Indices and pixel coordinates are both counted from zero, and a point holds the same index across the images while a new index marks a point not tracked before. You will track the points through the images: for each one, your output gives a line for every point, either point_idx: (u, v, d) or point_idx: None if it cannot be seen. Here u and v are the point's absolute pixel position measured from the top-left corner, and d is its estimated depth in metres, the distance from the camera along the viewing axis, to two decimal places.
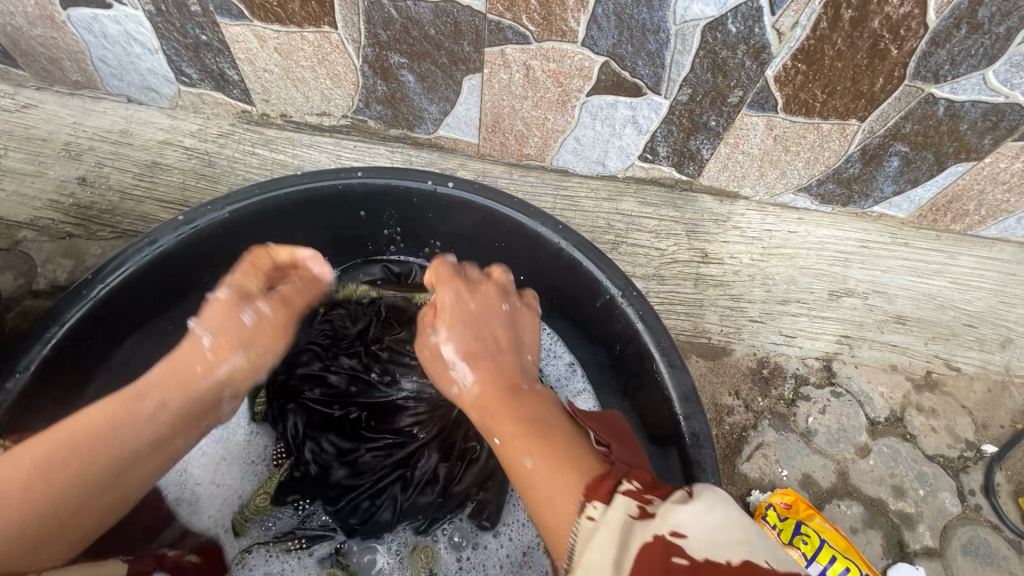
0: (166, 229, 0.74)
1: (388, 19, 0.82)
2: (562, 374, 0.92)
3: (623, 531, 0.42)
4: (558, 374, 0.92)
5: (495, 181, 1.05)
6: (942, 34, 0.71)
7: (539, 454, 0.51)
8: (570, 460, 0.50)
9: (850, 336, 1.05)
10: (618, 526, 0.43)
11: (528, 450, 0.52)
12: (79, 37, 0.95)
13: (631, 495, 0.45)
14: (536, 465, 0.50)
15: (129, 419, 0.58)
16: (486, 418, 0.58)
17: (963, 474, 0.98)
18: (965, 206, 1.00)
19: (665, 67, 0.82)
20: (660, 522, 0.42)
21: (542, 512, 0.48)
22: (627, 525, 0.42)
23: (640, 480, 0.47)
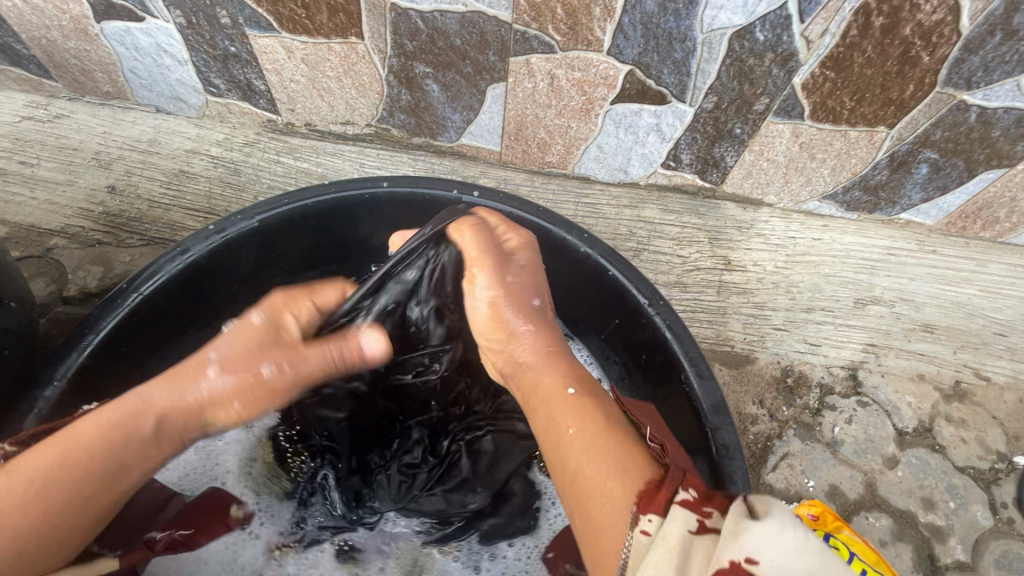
0: (198, 238, 0.75)
1: (414, 30, 0.83)
2: None
3: (683, 549, 0.40)
4: None
5: (517, 189, 1.05)
6: (976, 41, 0.70)
7: (602, 457, 0.51)
8: (625, 460, 0.51)
9: (876, 345, 1.04)
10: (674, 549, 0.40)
11: (583, 453, 0.53)
12: (111, 50, 0.97)
13: (689, 504, 0.43)
14: (590, 462, 0.51)
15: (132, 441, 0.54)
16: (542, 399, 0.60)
17: (995, 486, 0.96)
18: (995, 213, 0.99)
19: (691, 75, 0.82)
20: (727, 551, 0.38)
21: (594, 507, 0.49)
22: (684, 545, 0.40)
23: (697, 488, 0.45)
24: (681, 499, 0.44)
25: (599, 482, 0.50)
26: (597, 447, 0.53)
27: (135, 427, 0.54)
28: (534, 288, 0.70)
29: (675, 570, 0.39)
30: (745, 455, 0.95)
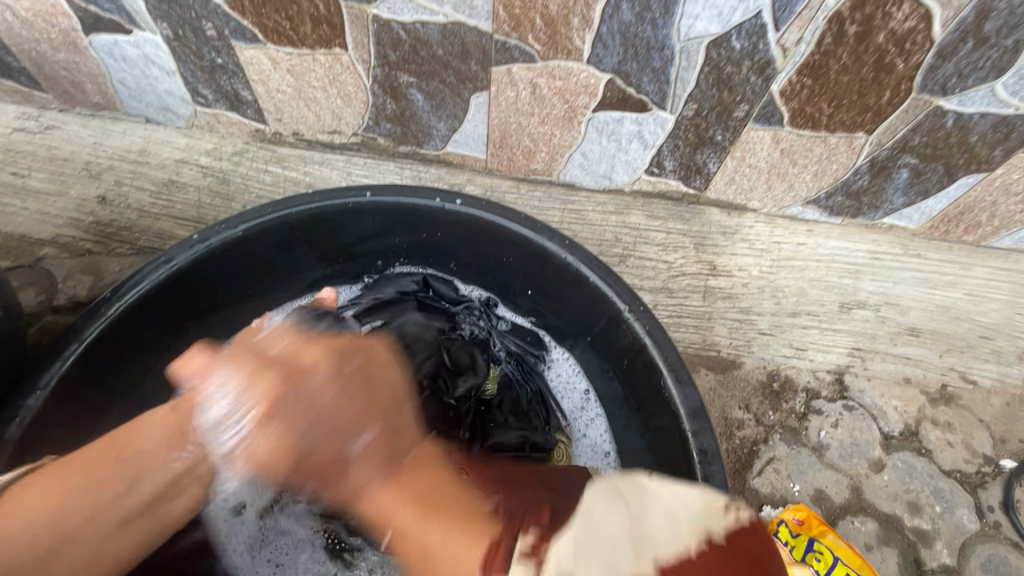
0: (182, 247, 0.76)
1: (397, 40, 0.84)
2: (577, 405, 0.91)
3: None
4: (574, 405, 0.91)
5: (503, 196, 1.06)
6: (948, 48, 0.71)
7: (440, 527, 0.43)
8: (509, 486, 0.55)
9: (862, 349, 1.04)
10: None
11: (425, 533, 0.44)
12: (99, 62, 0.98)
13: (577, 508, 0.49)
14: (439, 542, 0.43)
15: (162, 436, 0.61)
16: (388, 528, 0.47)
17: (981, 490, 0.96)
18: (977, 217, 1.00)
19: (670, 83, 0.83)
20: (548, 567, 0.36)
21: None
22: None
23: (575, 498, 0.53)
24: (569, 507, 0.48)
25: (446, 554, 0.42)
26: (432, 518, 0.44)
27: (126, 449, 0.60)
28: (314, 393, 0.55)
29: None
30: (730, 460, 0.95)
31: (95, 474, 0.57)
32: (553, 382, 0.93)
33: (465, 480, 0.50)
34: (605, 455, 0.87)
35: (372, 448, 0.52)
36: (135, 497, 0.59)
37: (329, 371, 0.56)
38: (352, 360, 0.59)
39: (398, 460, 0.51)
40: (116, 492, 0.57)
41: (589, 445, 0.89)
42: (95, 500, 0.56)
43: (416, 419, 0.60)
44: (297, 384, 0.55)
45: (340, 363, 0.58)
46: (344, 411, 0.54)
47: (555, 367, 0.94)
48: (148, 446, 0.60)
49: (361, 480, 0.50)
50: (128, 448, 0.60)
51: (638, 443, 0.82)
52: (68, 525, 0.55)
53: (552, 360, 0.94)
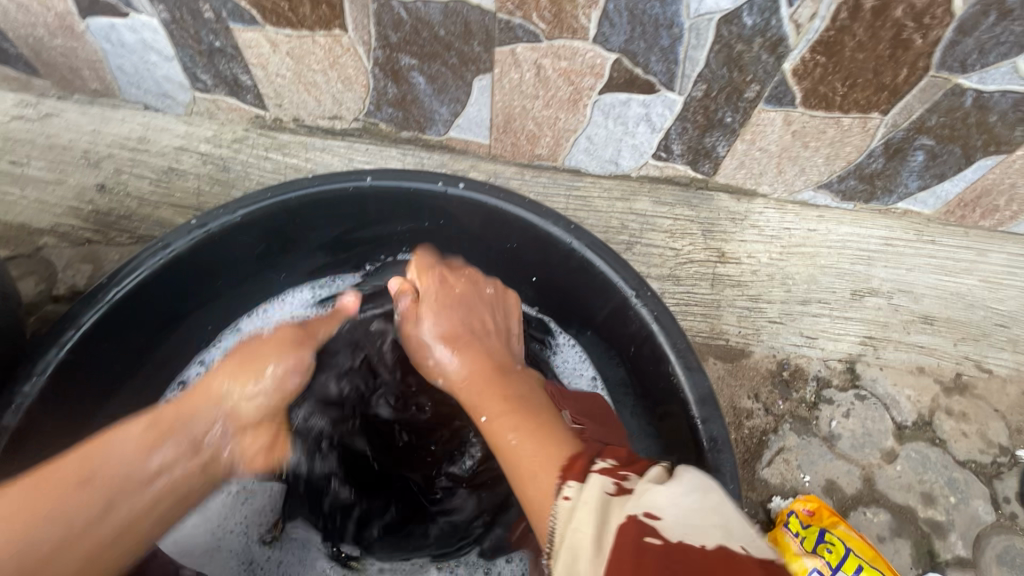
0: (179, 233, 0.74)
1: (398, 20, 0.82)
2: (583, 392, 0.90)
3: (601, 504, 0.46)
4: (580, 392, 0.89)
5: (507, 182, 1.04)
6: (969, 22, 0.69)
7: (531, 440, 0.56)
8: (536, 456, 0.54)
9: (874, 337, 1.02)
10: (593, 507, 0.46)
11: (516, 448, 0.56)
12: (97, 47, 0.96)
13: (607, 472, 0.49)
14: (524, 447, 0.55)
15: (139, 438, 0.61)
16: (506, 442, 0.57)
17: (997, 481, 0.94)
18: (994, 200, 0.97)
19: (678, 63, 0.80)
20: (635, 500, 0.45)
21: (526, 486, 0.52)
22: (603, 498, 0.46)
23: (616, 457, 0.52)
24: (599, 467, 0.49)
25: (531, 459, 0.54)
26: (527, 436, 0.56)
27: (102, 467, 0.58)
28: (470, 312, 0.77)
29: (593, 529, 0.44)
30: (739, 450, 0.93)
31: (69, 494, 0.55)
32: (558, 368, 0.91)
33: (540, 415, 0.60)
34: None
35: (471, 358, 0.71)
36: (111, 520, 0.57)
37: (435, 287, 0.79)
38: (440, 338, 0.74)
39: (490, 370, 0.69)
40: (87, 516, 0.56)
41: None
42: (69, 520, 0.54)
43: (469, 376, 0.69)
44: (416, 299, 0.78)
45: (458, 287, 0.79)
46: (454, 325, 0.75)
47: (561, 353, 0.92)
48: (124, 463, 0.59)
49: (511, 414, 0.60)
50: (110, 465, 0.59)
51: (645, 432, 0.81)
52: (47, 541, 0.53)
53: (558, 346, 0.93)
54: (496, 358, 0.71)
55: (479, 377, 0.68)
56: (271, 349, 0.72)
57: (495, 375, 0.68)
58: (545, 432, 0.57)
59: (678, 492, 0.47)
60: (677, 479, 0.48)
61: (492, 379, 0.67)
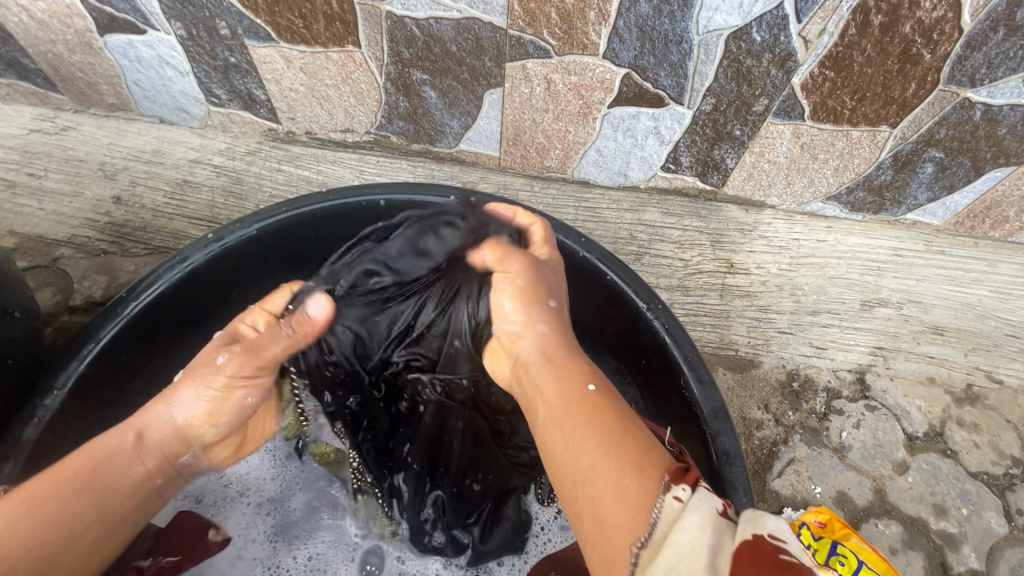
0: (197, 246, 0.76)
1: (410, 37, 0.84)
2: None
3: (717, 527, 0.39)
4: None
5: (517, 194, 1.05)
6: (977, 38, 0.69)
7: (629, 448, 0.48)
8: (642, 458, 0.47)
9: (884, 347, 1.02)
10: (707, 528, 0.39)
11: (611, 454, 0.47)
12: (114, 63, 0.98)
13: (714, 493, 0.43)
14: (610, 451, 0.48)
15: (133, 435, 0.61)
16: (591, 442, 0.49)
17: (1010, 492, 0.94)
18: (1004, 211, 0.97)
19: (688, 77, 0.81)
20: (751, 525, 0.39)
21: (611, 499, 0.44)
22: (717, 516, 0.40)
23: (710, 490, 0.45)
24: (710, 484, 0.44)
25: (622, 475, 0.45)
26: (623, 442, 0.48)
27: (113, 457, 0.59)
28: (558, 295, 0.65)
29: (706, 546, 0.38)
30: (749, 461, 0.93)
31: (73, 499, 0.55)
32: None
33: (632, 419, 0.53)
34: None
35: (551, 335, 0.61)
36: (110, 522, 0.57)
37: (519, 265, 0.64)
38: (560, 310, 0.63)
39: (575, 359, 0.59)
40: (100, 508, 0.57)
41: None
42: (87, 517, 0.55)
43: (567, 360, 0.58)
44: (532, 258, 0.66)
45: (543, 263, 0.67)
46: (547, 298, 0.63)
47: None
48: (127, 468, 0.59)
49: (601, 411, 0.51)
50: (107, 472, 0.58)
51: None
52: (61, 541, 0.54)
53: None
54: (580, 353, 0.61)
55: (571, 360, 0.59)
56: (219, 349, 0.64)
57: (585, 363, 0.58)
58: (643, 442, 0.49)
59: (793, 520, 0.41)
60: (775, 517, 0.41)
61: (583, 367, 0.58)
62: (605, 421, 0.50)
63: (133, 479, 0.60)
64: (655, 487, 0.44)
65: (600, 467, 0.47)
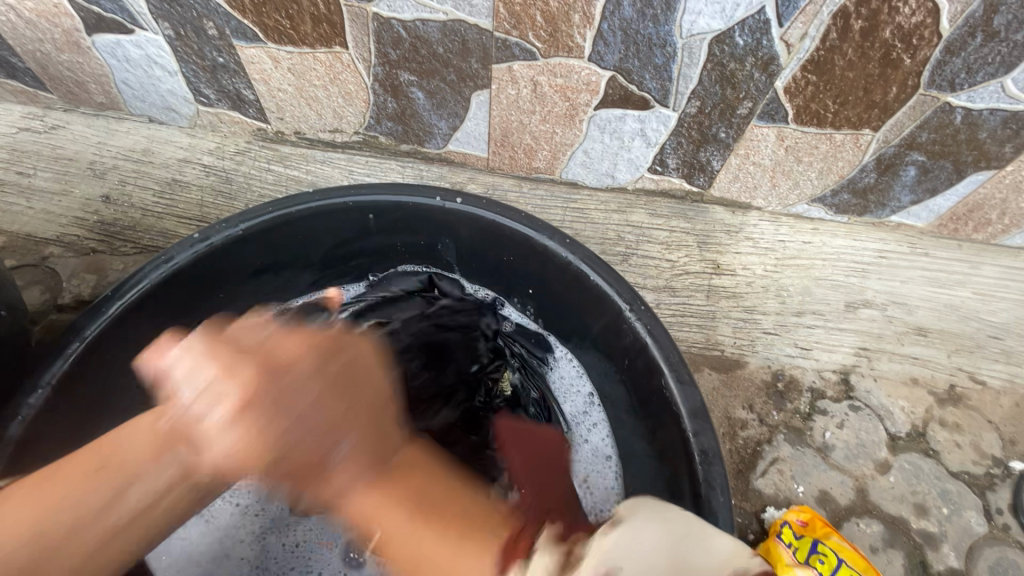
0: (182, 246, 0.76)
1: (397, 38, 0.84)
2: (579, 409, 0.91)
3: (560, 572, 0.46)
4: (576, 409, 0.91)
5: (505, 194, 1.06)
6: (957, 43, 0.70)
7: (436, 535, 0.52)
8: (473, 530, 0.53)
9: (868, 348, 1.03)
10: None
11: (432, 566, 0.51)
12: (103, 62, 0.98)
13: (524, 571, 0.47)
14: (431, 544, 0.52)
15: (150, 429, 0.56)
16: (403, 552, 0.53)
17: (990, 492, 0.95)
18: (986, 214, 0.98)
19: (672, 80, 0.82)
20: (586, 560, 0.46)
21: None
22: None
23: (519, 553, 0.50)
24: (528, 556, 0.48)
25: (451, 563, 0.50)
26: (428, 531, 0.53)
27: (109, 456, 0.55)
28: (368, 379, 0.63)
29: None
30: (733, 460, 0.94)
31: (77, 484, 0.53)
32: (556, 384, 0.92)
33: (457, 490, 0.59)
34: (608, 460, 0.87)
35: (358, 457, 0.58)
36: (119, 510, 0.53)
37: (308, 367, 0.58)
38: (340, 355, 0.62)
39: (380, 463, 0.58)
40: (102, 501, 0.53)
41: (591, 449, 0.88)
42: (78, 509, 0.52)
43: (372, 453, 0.58)
44: (274, 370, 0.56)
45: (322, 363, 0.60)
46: (335, 416, 0.58)
47: (558, 368, 0.93)
48: (127, 449, 0.55)
49: (392, 521, 0.54)
50: (114, 455, 0.55)
51: (639, 447, 0.82)
52: (53, 536, 0.51)
53: (555, 361, 0.94)
54: (382, 453, 0.59)
55: (385, 495, 0.56)
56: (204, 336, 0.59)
57: (379, 472, 0.58)
58: (460, 517, 0.54)
59: (629, 535, 0.47)
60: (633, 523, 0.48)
61: (379, 482, 0.57)
62: (407, 505, 0.55)
63: (137, 457, 0.55)
64: (487, 564, 0.49)
65: (437, 564, 0.51)
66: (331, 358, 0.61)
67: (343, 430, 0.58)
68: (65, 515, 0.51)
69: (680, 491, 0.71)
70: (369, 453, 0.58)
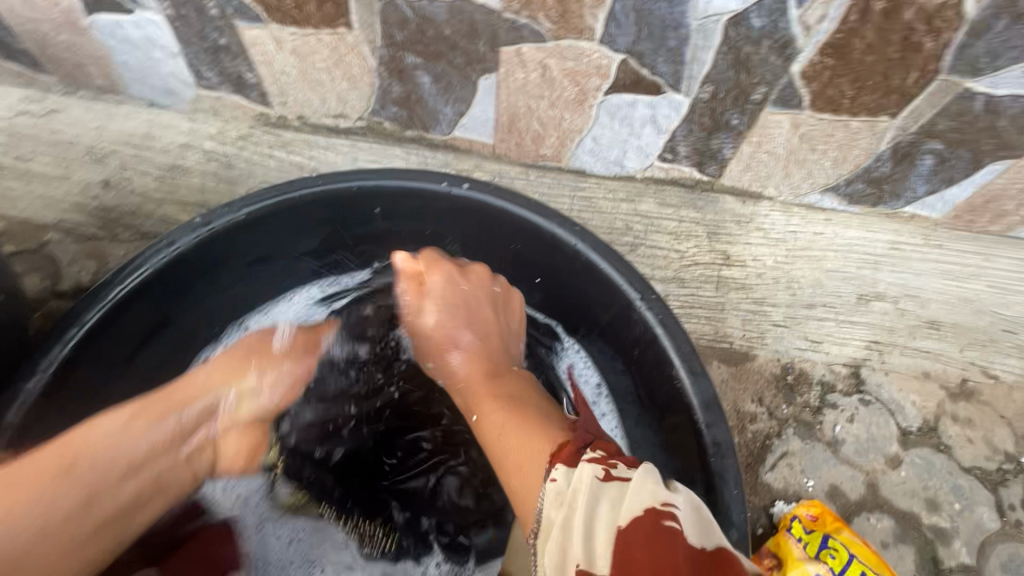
0: (184, 231, 0.74)
1: (403, 19, 0.82)
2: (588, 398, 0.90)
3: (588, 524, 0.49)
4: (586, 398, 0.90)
5: (512, 182, 1.04)
6: (982, 24, 0.68)
7: (528, 432, 0.64)
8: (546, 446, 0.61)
9: (879, 342, 1.01)
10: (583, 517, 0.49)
11: (517, 470, 0.60)
12: (102, 43, 0.96)
13: (597, 460, 0.54)
14: (518, 440, 0.64)
15: (131, 424, 0.64)
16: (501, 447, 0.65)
17: (1003, 488, 0.93)
18: (1003, 205, 0.96)
19: (686, 64, 0.80)
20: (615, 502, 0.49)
21: (524, 489, 0.58)
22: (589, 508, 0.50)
23: (605, 449, 0.57)
24: (589, 457, 0.54)
25: (531, 468, 0.59)
26: (522, 425, 0.66)
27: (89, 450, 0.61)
28: (484, 299, 0.84)
29: (588, 520, 0.49)
30: (742, 454, 0.93)
31: (55, 477, 0.58)
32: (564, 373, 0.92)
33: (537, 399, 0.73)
34: None
35: (474, 353, 0.81)
36: (105, 498, 0.61)
37: (447, 285, 0.83)
38: (495, 285, 0.86)
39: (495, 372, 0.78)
40: (81, 499, 0.59)
41: None
42: (64, 504, 0.57)
43: (488, 352, 0.81)
44: (458, 279, 0.84)
45: (456, 284, 0.83)
46: (456, 317, 0.82)
47: (566, 357, 0.92)
48: (107, 450, 0.61)
49: (496, 415, 0.70)
50: (91, 449, 0.61)
51: (648, 438, 0.81)
52: (47, 522, 0.56)
53: (563, 350, 0.93)
54: (494, 361, 0.80)
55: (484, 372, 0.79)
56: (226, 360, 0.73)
57: (490, 379, 0.77)
58: (541, 431, 0.64)
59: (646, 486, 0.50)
60: (677, 488, 0.51)
61: (490, 384, 0.76)
62: (507, 405, 0.71)
63: (121, 450, 0.62)
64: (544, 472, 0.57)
65: (520, 458, 0.62)
66: (491, 293, 0.85)
67: (466, 330, 0.82)
68: (38, 510, 0.56)
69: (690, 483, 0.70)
70: (480, 351, 0.81)
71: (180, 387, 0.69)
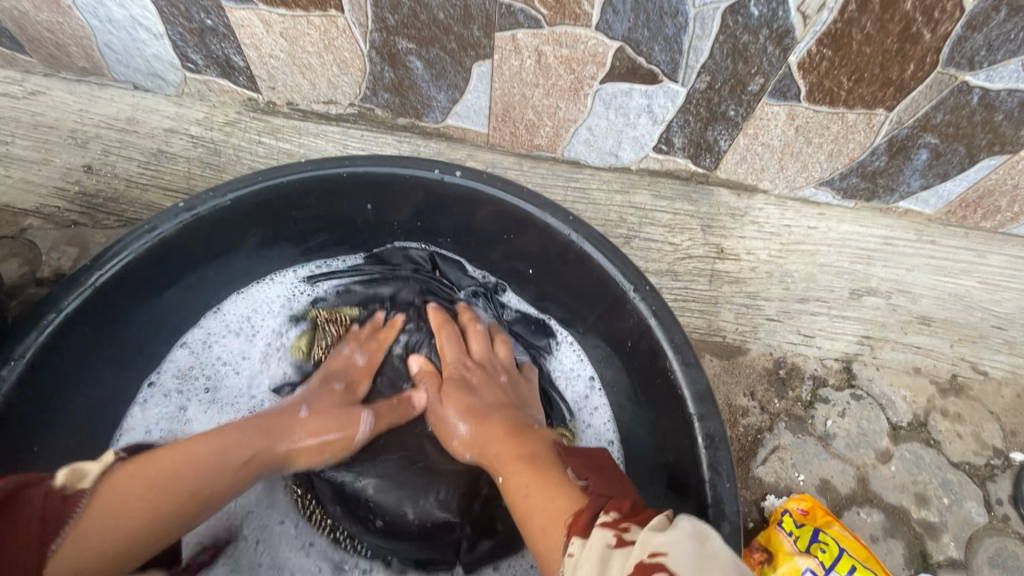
0: (166, 215, 0.72)
1: (396, 2, 0.80)
2: (580, 393, 0.88)
3: (601, 560, 0.45)
4: (578, 394, 0.88)
5: (505, 172, 1.02)
6: (980, 17, 0.67)
7: (539, 487, 0.58)
8: (561, 503, 0.55)
9: (871, 337, 1.01)
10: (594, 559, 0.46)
11: (537, 523, 0.55)
12: (84, 23, 0.93)
13: (609, 524, 0.48)
14: (533, 494, 0.58)
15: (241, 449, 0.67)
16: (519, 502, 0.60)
17: (991, 483, 0.94)
18: (996, 201, 0.96)
19: (682, 53, 0.79)
20: (638, 544, 0.44)
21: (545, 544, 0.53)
22: (603, 552, 0.46)
23: (618, 509, 0.50)
24: (600, 520, 0.49)
25: (547, 522, 0.54)
26: (533, 481, 0.59)
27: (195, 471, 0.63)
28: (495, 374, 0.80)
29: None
30: (734, 448, 0.92)
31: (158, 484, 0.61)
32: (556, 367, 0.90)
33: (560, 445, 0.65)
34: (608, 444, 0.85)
35: (485, 431, 0.71)
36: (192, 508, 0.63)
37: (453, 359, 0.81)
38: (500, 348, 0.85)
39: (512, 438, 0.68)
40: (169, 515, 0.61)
41: (593, 434, 0.86)
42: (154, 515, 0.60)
43: (501, 425, 0.71)
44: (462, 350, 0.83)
45: (462, 362, 0.81)
46: (466, 389, 0.77)
47: (558, 351, 0.91)
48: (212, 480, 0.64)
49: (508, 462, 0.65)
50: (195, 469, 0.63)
51: (640, 432, 0.80)
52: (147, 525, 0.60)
53: (555, 343, 0.91)
54: (515, 426, 0.71)
55: (499, 447, 0.68)
56: (333, 389, 0.77)
57: (512, 440, 0.68)
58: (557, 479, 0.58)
59: (688, 533, 0.45)
60: (677, 524, 0.46)
61: (511, 447, 0.66)
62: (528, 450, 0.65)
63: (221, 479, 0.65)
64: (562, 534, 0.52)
65: (534, 513, 0.56)
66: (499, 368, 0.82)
67: (470, 411, 0.74)
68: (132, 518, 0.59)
69: (682, 476, 0.69)
70: (494, 425, 0.71)
71: (283, 412, 0.73)
